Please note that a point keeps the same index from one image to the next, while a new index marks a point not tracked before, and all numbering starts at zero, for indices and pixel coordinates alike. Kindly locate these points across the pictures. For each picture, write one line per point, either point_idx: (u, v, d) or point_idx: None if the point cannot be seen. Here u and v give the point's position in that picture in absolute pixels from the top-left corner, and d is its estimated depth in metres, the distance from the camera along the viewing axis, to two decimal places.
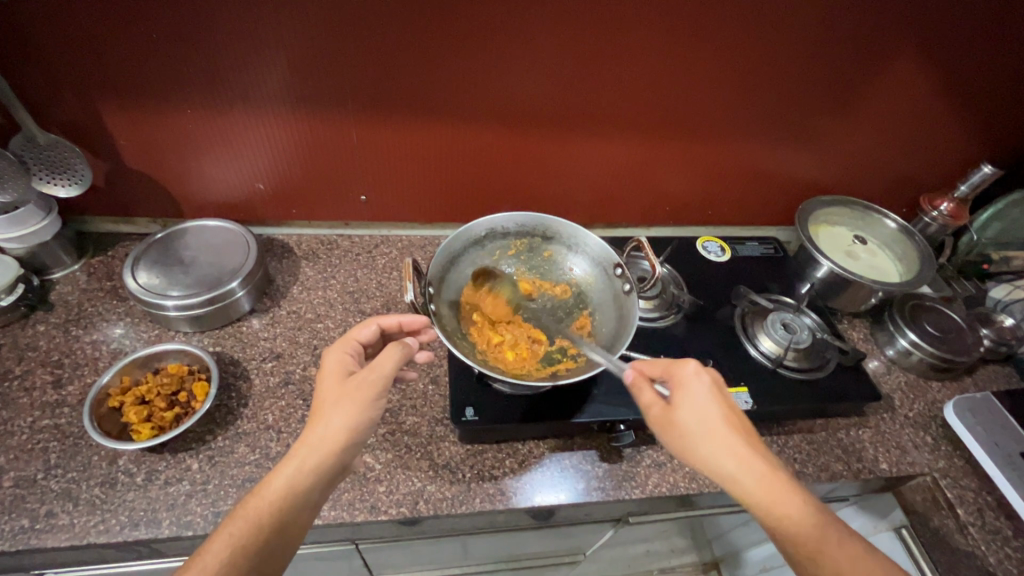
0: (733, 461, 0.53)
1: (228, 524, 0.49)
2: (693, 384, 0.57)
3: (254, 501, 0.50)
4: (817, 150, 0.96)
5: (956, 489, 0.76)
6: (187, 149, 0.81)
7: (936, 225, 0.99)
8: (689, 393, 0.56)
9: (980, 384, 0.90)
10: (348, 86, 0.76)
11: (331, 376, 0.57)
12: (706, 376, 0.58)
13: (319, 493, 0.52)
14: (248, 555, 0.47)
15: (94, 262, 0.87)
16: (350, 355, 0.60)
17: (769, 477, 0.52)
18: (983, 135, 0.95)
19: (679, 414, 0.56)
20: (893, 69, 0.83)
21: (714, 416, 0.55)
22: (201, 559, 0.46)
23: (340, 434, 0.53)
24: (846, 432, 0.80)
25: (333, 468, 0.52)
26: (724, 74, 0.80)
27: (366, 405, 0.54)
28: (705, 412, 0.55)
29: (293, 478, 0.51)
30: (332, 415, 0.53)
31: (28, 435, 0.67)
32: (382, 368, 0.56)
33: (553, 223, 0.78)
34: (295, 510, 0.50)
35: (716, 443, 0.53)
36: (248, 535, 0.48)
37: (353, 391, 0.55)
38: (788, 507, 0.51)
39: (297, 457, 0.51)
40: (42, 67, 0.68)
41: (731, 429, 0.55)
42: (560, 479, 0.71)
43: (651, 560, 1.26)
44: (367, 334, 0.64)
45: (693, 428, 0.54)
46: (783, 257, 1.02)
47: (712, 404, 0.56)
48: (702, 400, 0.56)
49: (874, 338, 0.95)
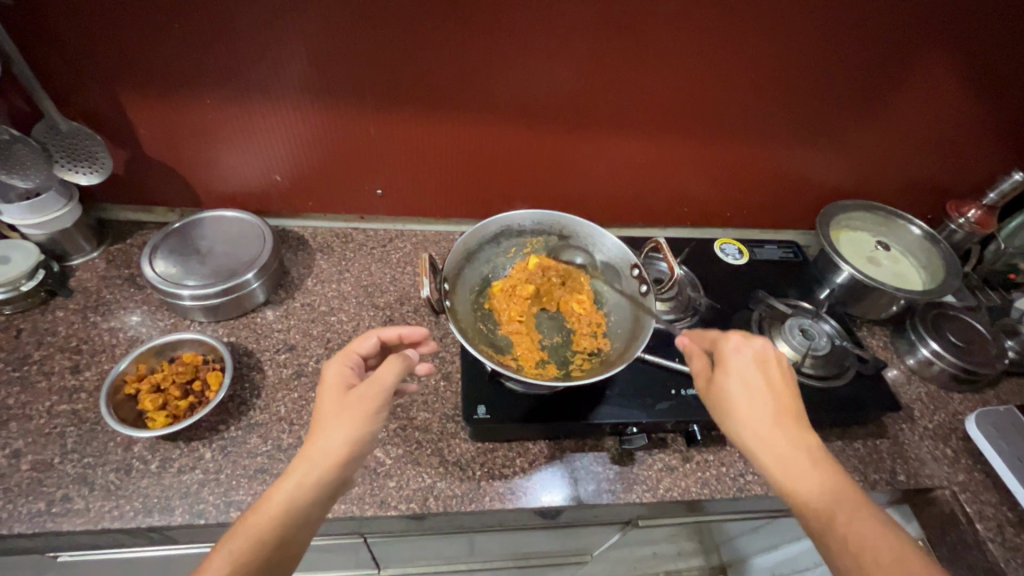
0: (764, 434, 0.54)
1: (227, 540, 0.49)
2: (735, 359, 0.59)
3: (252, 518, 0.49)
4: (841, 153, 0.94)
5: (976, 503, 0.74)
6: (206, 140, 0.81)
7: (963, 233, 0.96)
8: (732, 367, 0.58)
9: (1003, 397, 0.88)
10: (366, 79, 0.75)
11: (331, 390, 0.57)
12: (750, 351, 0.59)
13: (319, 509, 0.52)
14: (248, 573, 0.47)
15: (113, 249, 0.88)
16: (350, 368, 0.60)
17: (798, 452, 0.53)
18: (1014, 142, 0.93)
19: (719, 387, 0.58)
20: (922, 71, 0.81)
21: (754, 393, 0.56)
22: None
23: (339, 448, 0.52)
24: (863, 442, 0.79)
25: (332, 483, 0.52)
26: (749, 73, 0.79)
27: (367, 419, 0.54)
28: (745, 385, 0.57)
29: (293, 493, 0.51)
30: (332, 429, 0.53)
31: (46, 420, 0.68)
32: (383, 381, 0.56)
33: (570, 223, 0.77)
34: (293, 526, 0.50)
35: (752, 417, 0.55)
36: (247, 552, 0.48)
37: (355, 404, 0.54)
38: (810, 483, 0.51)
39: (297, 472, 0.51)
40: (65, 55, 0.69)
41: (767, 403, 0.56)
42: (569, 479, 0.71)
43: (657, 563, 1.25)
44: (367, 347, 0.63)
45: (731, 397, 0.57)
46: (803, 262, 1.00)
47: (752, 378, 0.57)
48: (742, 374, 0.58)
49: (894, 346, 0.92)
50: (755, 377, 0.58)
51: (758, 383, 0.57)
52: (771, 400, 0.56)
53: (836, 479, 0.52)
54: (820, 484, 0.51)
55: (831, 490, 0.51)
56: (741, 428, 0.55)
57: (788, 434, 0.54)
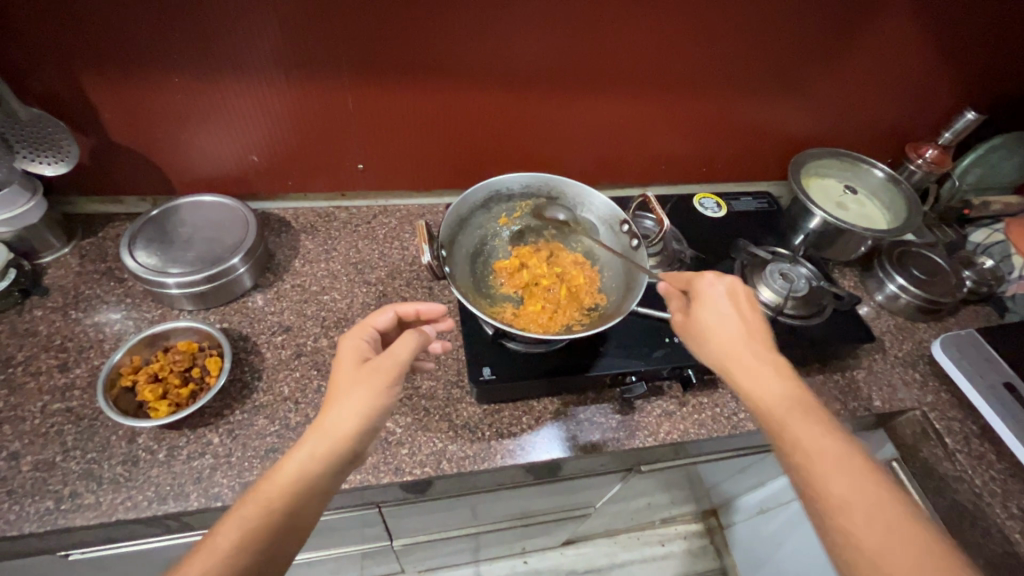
0: (729, 354, 0.58)
1: (240, 506, 0.49)
2: (710, 293, 0.62)
3: (264, 485, 0.50)
4: (808, 103, 0.97)
5: (944, 420, 0.81)
6: (175, 121, 0.78)
7: (921, 173, 1.01)
8: (708, 297, 0.62)
9: (963, 323, 0.95)
10: (341, 48, 0.73)
11: (346, 361, 0.57)
12: (724, 284, 0.62)
13: (331, 479, 0.51)
14: (257, 538, 0.47)
15: (85, 244, 0.85)
16: (366, 341, 0.60)
17: (761, 371, 0.56)
18: (966, 83, 0.98)
19: (693, 316, 0.62)
20: (881, 18, 0.85)
21: (729, 322, 0.59)
22: (213, 536, 0.47)
23: (354, 419, 0.52)
24: (841, 373, 0.85)
25: (345, 456, 0.52)
26: (720, 26, 0.81)
27: (382, 391, 0.54)
28: (717, 313, 0.60)
29: (306, 463, 0.51)
30: (347, 400, 0.53)
31: (41, 419, 0.66)
32: (397, 355, 0.56)
33: (558, 183, 0.78)
34: (304, 496, 0.50)
35: (721, 337, 0.59)
36: (256, 519, 0.48)
37: (370, 376, 0.54)
38: (769, 391, 0.55)
39: (310, 443, 0.51)
40: (18, 35, 0.65)
41: (739, 326, 0.59)
42: (574, 432, 0.73)
43: (653, 511, 1.31)
44: (384, 321, 0.63)
45: (705, 322, 0.60)
46: (777, 211, 1.04)
47: (725, 307, 0.61)
48: (714, 304, 0.61)
49: (864, 285, 0.98)
50: (724, 307, 0.61)
51: (728, 309, 0.60)
52: (741, 323, 0.59)
53: (802, 395, 0.54)
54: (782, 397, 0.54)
55: (790, 403, 0.53)
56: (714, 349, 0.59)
57: (755, 351, 0.58)
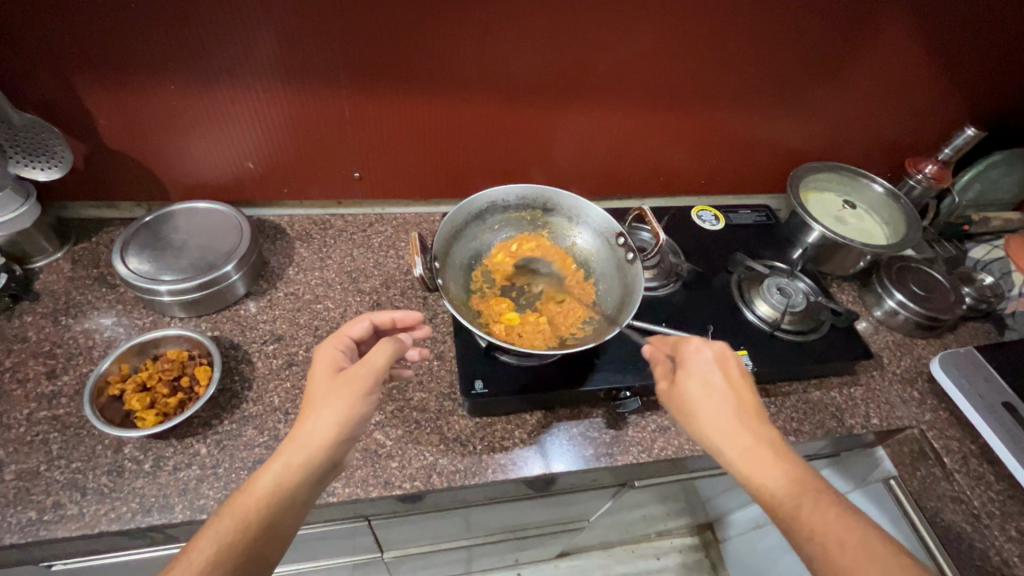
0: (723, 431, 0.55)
1: (214, 521, 0.48)
2: (696, 359, 0.60)
3: (241, 499, 0.49)
4: (807, 117, 0.97)
5: (942, 439, 0.79)
6: (171, 128, 0.78)
7: (920, 188, 1.01)
8: (690, 367, 0.60)
9: (962, 340, 0.94)
10: (337, 57, 0.73)
11: (322, 372, 0.56)
12: (711, 350, 0.61)
13: (308, 490, 0.51)
14: (235, 553, 0.46)
15: (78, 249, 0.84)
16: (341, 351, 0.59)
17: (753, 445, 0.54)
18: (966, 99, 0.97)
19: (679, 387, 0.60)
20: (880, 33, 0.84)
21: (714, 390, 0.58)
22: (187, 557, 0.45)
23: (331, 429, 0.52)
24: (838, 390, 0.84)
25: (322, 465, 0.52)
26: (718, 39, 0.80)
27: (358, 400, 0.54)
28: (703, 384, 0.59)
29: (282, 474, 0.50)
30: (322, 411, 0.52)
31: (27, 428, 0.65)
32: (375, 362, 0.56)
33: (554, 195, 0.78)
34: (284, 508, 0.49)
35: (711, 412, 0.57)
36: (234, 533, 0.47)
37: (344, 386, 0.54)
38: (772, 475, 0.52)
39: (286, 454, 0.51)
40: (12, 41, 0.64)
41: (724, 395, 0.58)
42: (567, 448, 0.72)
43: (648, 524, 1.30)
44: (359, 330, 0.62)
45: (689, 396, 0.58)
46: (775, 224, 1.04)
47: (713, 377, 0.59)
48: (703, 374, 0.59)
49: (863, 301, 0.98)
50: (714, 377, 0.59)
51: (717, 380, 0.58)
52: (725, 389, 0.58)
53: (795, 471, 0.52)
54: (786, 487, 0.51)
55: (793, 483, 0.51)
56: (701, 426, 0.57)
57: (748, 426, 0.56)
